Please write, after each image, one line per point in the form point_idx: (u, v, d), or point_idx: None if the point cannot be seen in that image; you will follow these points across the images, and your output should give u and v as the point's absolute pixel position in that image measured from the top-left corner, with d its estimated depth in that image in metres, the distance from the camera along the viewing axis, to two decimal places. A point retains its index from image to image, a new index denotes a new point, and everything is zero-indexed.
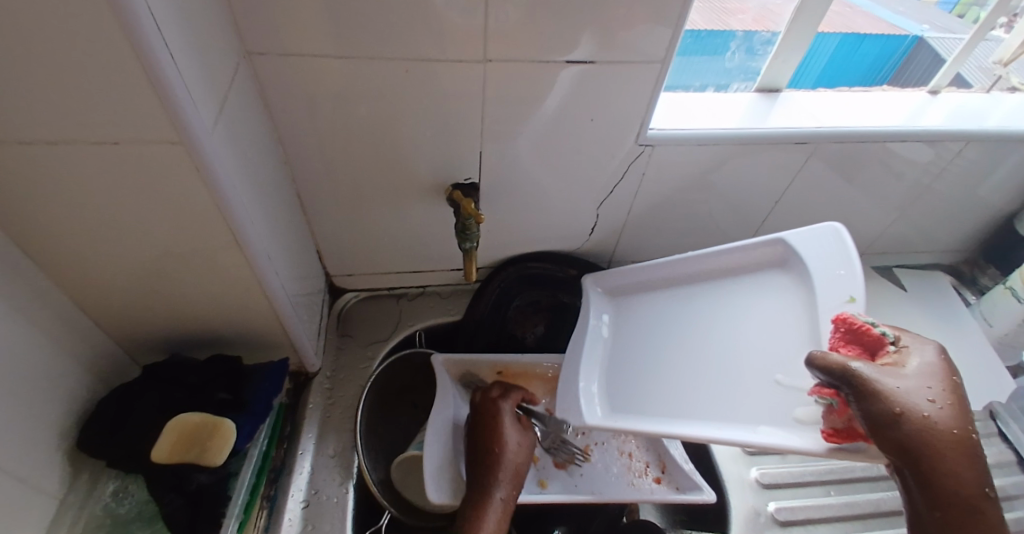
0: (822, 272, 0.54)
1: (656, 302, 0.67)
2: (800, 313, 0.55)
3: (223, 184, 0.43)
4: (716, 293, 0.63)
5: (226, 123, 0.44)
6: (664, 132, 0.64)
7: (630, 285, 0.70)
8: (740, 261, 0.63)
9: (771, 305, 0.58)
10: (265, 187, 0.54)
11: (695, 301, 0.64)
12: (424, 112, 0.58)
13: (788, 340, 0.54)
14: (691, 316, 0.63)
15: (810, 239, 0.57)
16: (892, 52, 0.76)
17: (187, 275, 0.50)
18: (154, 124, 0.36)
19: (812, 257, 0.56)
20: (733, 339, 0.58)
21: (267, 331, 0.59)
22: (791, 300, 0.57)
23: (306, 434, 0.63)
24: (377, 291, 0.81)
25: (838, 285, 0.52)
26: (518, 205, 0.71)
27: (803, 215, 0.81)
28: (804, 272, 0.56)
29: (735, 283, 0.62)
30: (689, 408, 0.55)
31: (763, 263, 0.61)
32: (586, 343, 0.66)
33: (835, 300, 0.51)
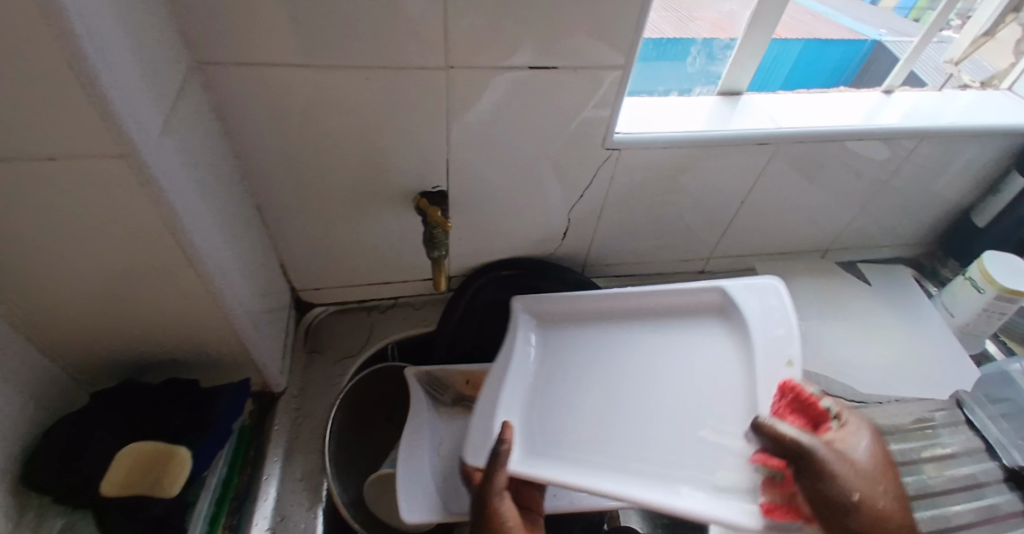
0: (766, 328, 0.58)
1: (585, 334, 0.66)
2: (733, 366, 0.58)
3: (173, 198, 0.41)
4: (655, 332, 0.64)
5: (176, 135, 0.43)
6: (630, 135, 0.64)
7: (558, 315, 0.68)
8: (683, 304, 0.65)
9: (704, 351, 0.61)
10: (222, 201, 0.52)
11: (633, 338, 0.64)
12: (387, 120, 0.56)
13: (719, 391, 0.57)
14: (629, 351, 0.63)
15: (753, 293, 0.62)
16: (852, 57, 0.80)
17: (139, 295, 0.48)
18: (92, 138, 0.34)
19: (754, 312, 0.60)
20: (671, 382, 0.59)
21: (228, 351, 0.56)
22: (729, 349, 0.60)
23: (271, 458, 0.61)
24: (346, 305, 0.79)
25: (780, 344, 0.56)
26: (488, 212, 0.70)
27: (771, 215, 0.82)
28: (746, 323, 0.60)
29: (676, 324, 0.64)
30: (618, 450, 0.54)
31: (703, 308, 0.64)
32: (512, 368, 0.62)
33: (775, 358, 0.55)
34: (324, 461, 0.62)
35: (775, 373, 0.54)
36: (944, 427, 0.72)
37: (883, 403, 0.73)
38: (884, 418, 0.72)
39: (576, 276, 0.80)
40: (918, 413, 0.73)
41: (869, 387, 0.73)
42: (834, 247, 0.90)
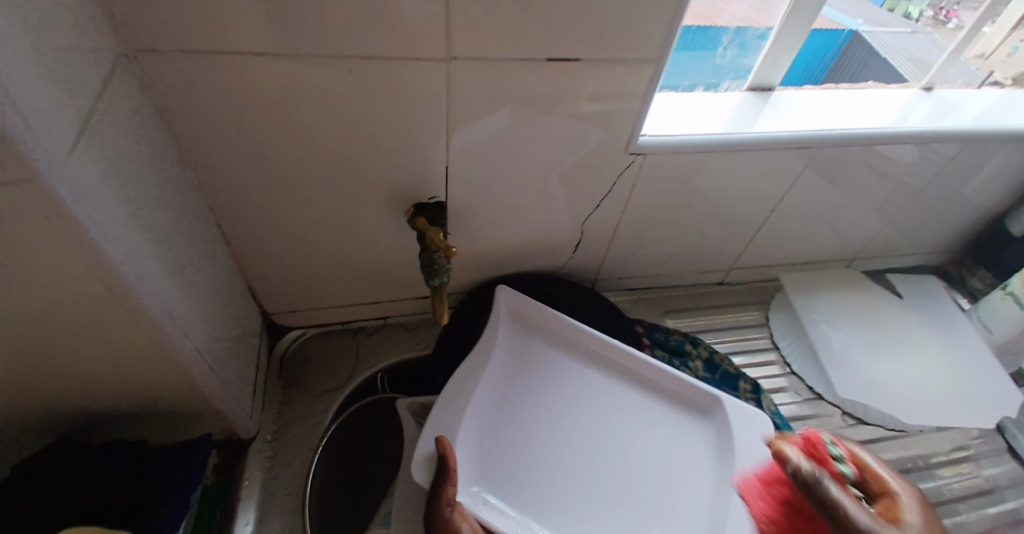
0: (749, 461, 0.52)
1: (562, 366, 0.61)
2: (703, 475, 0.53)
3: (98, 234, 0.31)
4: (634, 409, 0.58)
5: (100, 147, 0.33)
6: (656, 138, 0.56)
7: (541, 325, 0.63)
8: (671, 393, 0.59)
9: (679, 444, 0.55)
10: (169, 224, 0.42)
11: (607, 407, 0.58)
12: (374, 121, 0.47)
13: (682, 493, 0.52)
14: (600, 418, 0.57)
15: (749, 414, 0.55)
16: (827, 49, 0.72)
17: (65, 350, 0.38)
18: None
19: (745, 437, 0.54)
20: (637, 473, 0.53)
21: (187, 401, 0.47)
22: (705, 462, 0.54)
23: (241, 521, 0.52)
24: (328, 327, 0.70)
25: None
26: (491, 224, 0.62)
27: (798, 223, 0.75)
28: (730, 446, 0.54)
29: (659, 408, 0.58)
30: (569, 520, 0.49)
31: (691, 403, 0.58)
32: (480, 381, 0.56)
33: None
34: (304, 518, 0.54)
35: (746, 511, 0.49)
36: (985, 456, 0.68)
37: (922, 431, 0.68)
38: (925, 447, 0.67)
39: (587, 291, 0.72)
40: (958, 440, 0.68)
41: (915, 418, 0.67)
42: (859, 257, 0.84)
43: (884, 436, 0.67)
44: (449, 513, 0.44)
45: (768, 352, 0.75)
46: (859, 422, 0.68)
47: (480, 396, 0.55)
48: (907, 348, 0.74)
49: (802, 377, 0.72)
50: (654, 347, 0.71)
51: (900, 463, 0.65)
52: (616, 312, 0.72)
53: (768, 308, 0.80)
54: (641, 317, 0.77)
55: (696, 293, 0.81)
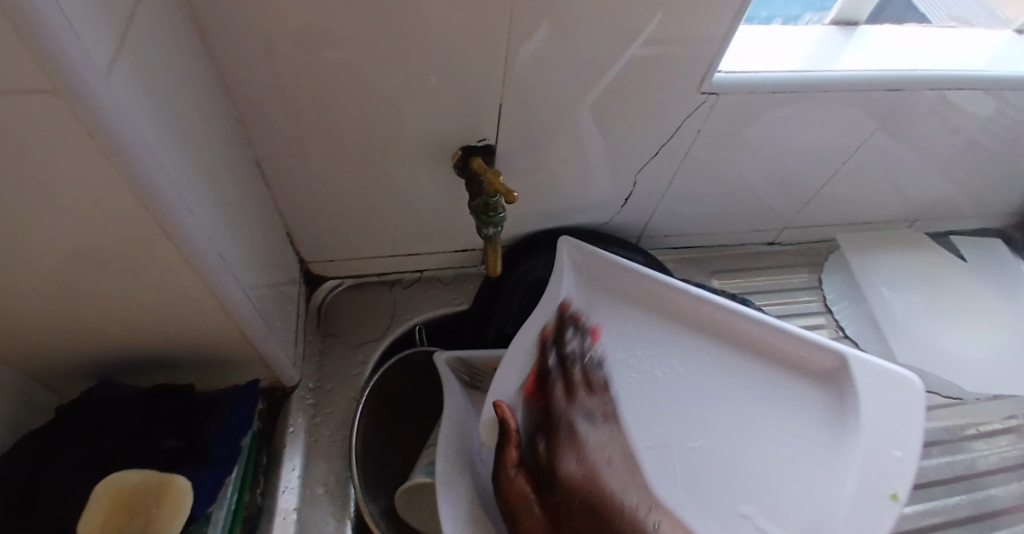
0: (878, 440, 0.42)
1: (638, 321, 0.51)
2: (818, 450, 0.43)
3: (143, 161, 0.28)
4: (731, 371, 0.47)
5: (139, 59, 0.28)
6: (732, 77, 0.51)
7: (605, 273, 0.53)
8: (781, 352, 0.47)
9: (789, 412, 0.45)
10: (210, 159, 0.39)
11: (699, 368, 0.48)
12: (429, 49, 0.42)
13: (791, 472, 0.42)
14: (688, 379, 0.47)
15: (881, 382, 0.44)
16: None
17: (107, 291, 0.36)
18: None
19: (874, 411, 0.43)
20: (731, 443, 0.44)
21: (231, 349, 0.45)
22: (823, 434, 0.44)
23: (288, 466, 0.51)
24: (364, 279, 0.67)
25: (888, 467, 0.41)
26: (540, 172, 0.58)
27: (865, 182, 0.69)
28: (854, 419, 0.43)
29: (769, 371, 0.47)
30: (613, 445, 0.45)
31: (807, 370, 0.47)
32: (534, 341, 0.50)
33: (876, 484, 0.41)
34: (349, 466, 0.53)
35: (867, 496, 0.40)
36: None
37: (979, 400, 0.69)
38: (979, 416, 0.68)
39: (633, 248, 0.69)
40: (1013, 410, 0.69)
41: (980, 387, 0.66)
42: (921, 219, 0.79)
43: (938, 404, 0.68)
44: (513, 475, 0.45)
45: (819, 316, 0.74)
46: None
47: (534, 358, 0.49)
48: (976, 318, 0.72)
49: (858, 343, 0.71)
50: None
51: (956, 431, 0.67)
52: (662, 270, 0.69)
53: (821, 272, 0.77)
54: (686, 277, 0.74)
55: (744, 254, 0.77)
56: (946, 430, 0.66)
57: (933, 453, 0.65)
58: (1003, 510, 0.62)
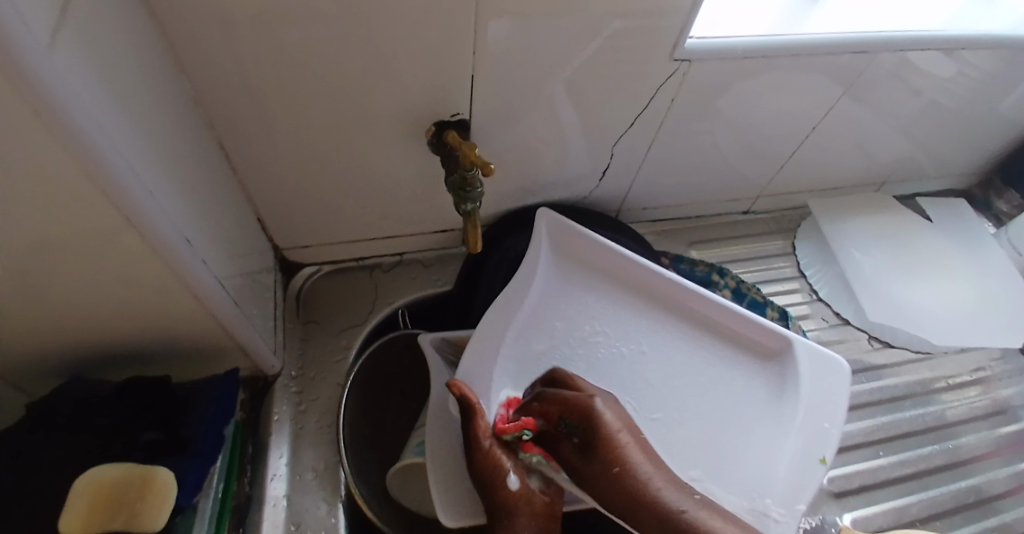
0: (809, 413, 0.47)
1: (607, 296, 0.53)
2: (759, 419, 0.48)
3: (99, 146, 0.26)
4: (692, 347, 0.51)
5: (84, 34, 0.27)
6: (703, 43, 0.51)
7: (584, 257, 0.55)
8: (733, 334, 0.52)
9: (737, 385, 0.49)
10: (171, 144, 0.37)
11: (658, 343, 0.51)
12: (395, 20, 0.41)
13: (732, 434, 0.47)
14: (647, 354, 0.51)
15: (819, 365, 0.49)
16: None
17: (69, 283, 0.34)
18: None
19: (810, 391, 0.48)
20: (687, 414, 0.48)
21: (206, 339, 0.44)
22: (763, 407, 0.48)
23: (274, 453, 0.51)
24: (342, 264, 0.66)
25: (818, 437, 0.46)
26: (516, 148, 0.57)
27: (835, 147, 0.71)
28: (790, 396, 0.48)
29: (717, 349, 0.51)
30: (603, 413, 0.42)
31: (755, 350, 0.51)
32: (515, 311, 0.52)
33: (805, 451, 0.46)
34: (339, 450, 0.53)
35: (798, 461, 0.45)
36: (1004, 377, 0.72)
37: (947, 353, 0.72)
38: (948, 369, 0.71)
39: (614, 220, 0.69)
40: (980, 361, 0.73)
41: (944, 338, 0.69)
42: (889, 181, 0.81)
43: (908, 359, 0.71)
44: (488, 447, 0.43)
45: (794, 281, 0.76)
46: (886, 345, 0.72)
47: (517, 329, 0.51)
48: (943, 276, 0.74)
49: (831, 304, 0.73)
50: None
51: (926, 384, 0.70)
52: (641, 243, 0.69)
53: (794, 237, 0.79)
54: (665, 249, 0.75)
55: (720, 223, 0.78)
56: (917, 384, 0.69)
57: (906, 406, 0.68)
58: (971, 456, 0.65)
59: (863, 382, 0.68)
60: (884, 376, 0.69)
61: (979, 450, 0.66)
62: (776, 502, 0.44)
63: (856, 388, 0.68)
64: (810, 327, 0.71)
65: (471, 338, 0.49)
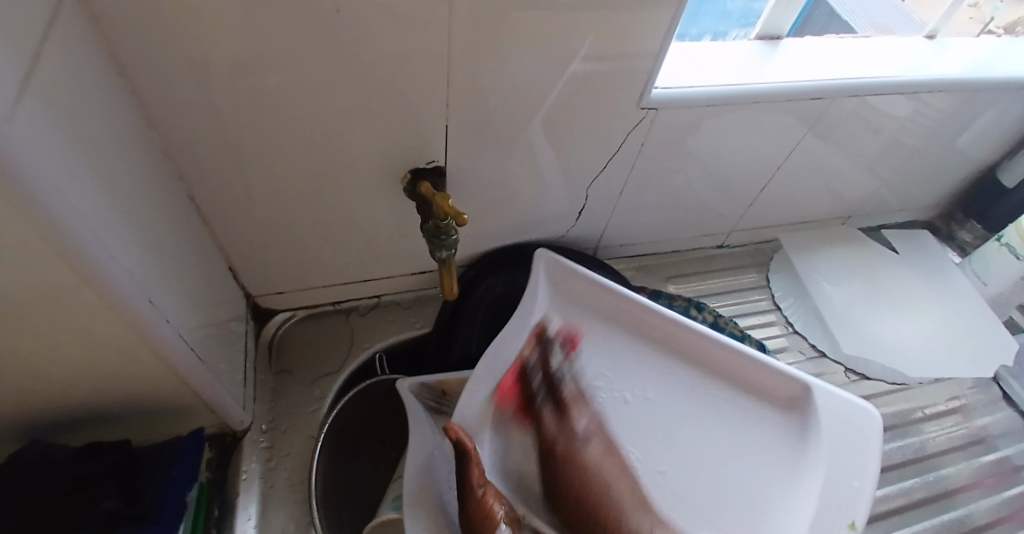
0: (834, 469, 0.42)
1: (612, 343, 0.52)
2: (774, 477, 0.44)
3: (58, 207, 0.26)
4: (697, 397, 0.49)
5: (50, 98, 0.27)
6: (669, 91, 0.53)
7: (586, 298, 0.54)
8: (742, 380, 0.48)
9: (749, 437, 0.46)
10: (137, 199, 0.37)
11: (665, 392, 0.49)
12: (366, 73, 0.42)
13: (743, 490, 0.43)
14: (650, 400, 0.49)
15: (843, 412, 0.44)
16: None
17: (23, 347, 0.33)
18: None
19: (833, 443, 0.43)
20: (689, 470, 0.45)
21: (171, 397, 0.43)
22: (778, 462, 0.44)
23: (241, 515, 0.48)
24: (318, 308, 0.65)
25: (846, 497, 0.40)
26: (492, 191, 0.58)
27: (802, 184, 0.73)
28: (811, 448, 0.44)
29: (729, 396, 0.48)
30: (592, 436, 0.47)
31: (768, 398, 0.47)
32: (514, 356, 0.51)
33: (832, 514, 0.40)
34: (311, 509, 0.51)
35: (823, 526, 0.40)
36: (978, 407, 0.73)
37: (922, 384, 0.73)
38: (924, 399, 0.72)
39: (591, 257, 0.70)
40: (955, 391, 0.74)
41: (917, 371, 0.70)
42: (855, 215, 0.83)
43: (885, 390, 0.72)
44: (480, 495, 0.42)
45: (770, 314, 0.77)
46: (862, 377, 0.72)
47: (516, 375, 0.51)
48: (911, 306, 0.76)
49: (806, 337, 0.74)
50: None
51: (904, 415, 0.70)
52: (619, 279, 0.69)
53: (768, 270, 0.80)
54: (643, 285, 0.75)
55: (695, 259, 0.79)
56: (894, 415, 0.70)
57: (886, 438, 0.68)
58: (954, 488, 0.65)
59: None
60: None
61: (961, 482, 0.66)
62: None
63: None
64: (788, 360, 0.72)
65: (466, 384, 0.50)
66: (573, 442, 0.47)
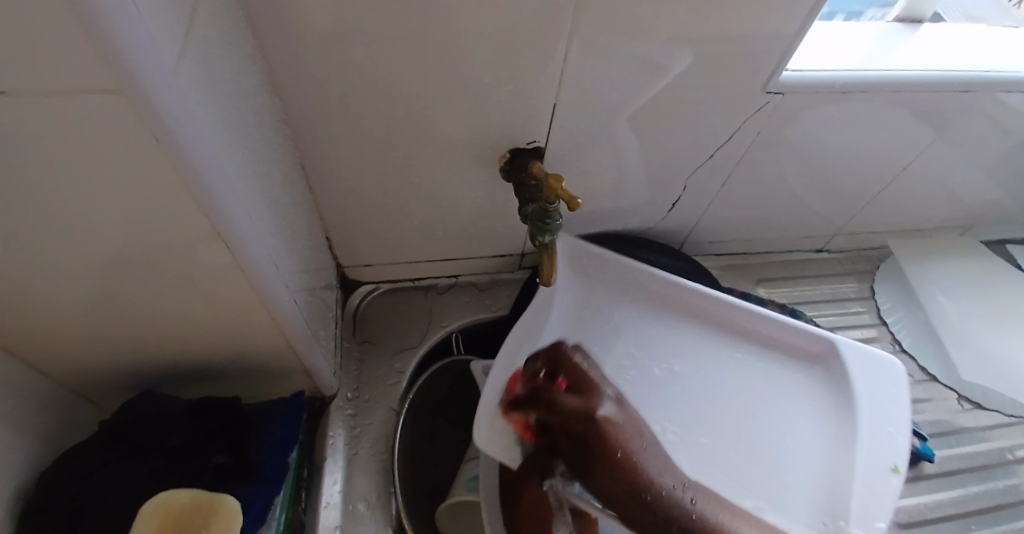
0: (874, 420, 0.49)
1: (648, 316, 0.55)
2: (826, 434, 0.49)
3: (207, 168, 0.26)
4: (741, 362, 0.53)
5: (201, 57, 0.27)
6: (801, 75, 0.49)
7: (613, 271, 0.58)
8: (773, 342, 0.54)
9: (791, 400, 0.51)
10: (264, 165, 0.37)
11: (709, 364, 0.53)
12: (484, 47, 0.40)
13: (799, 446, 0.49)
14: (688, 368, 0.53)
15: (866, 362, 0.51)
16: None
17: (160, 300, 0.34)
18: (48, 61, 0.18)
19: (862, 389, 0.50)
20: (745, 433, 0.49)
21: (277, 359, 0.44)
22: (822, 418, 0.50)
23: (329, 479, 0.50)
24: (399, 283, 0.65)
25: (886, 444, 0.48)
26: (590, 176, 0.56)
27: (924, 187, 0.66)
28: (849, 398, 0.50)
29: (765, 357, 0.53)
30: (607, 401, 0.44)
31: (799, 355, 0.53)
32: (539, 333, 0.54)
33: (876, 460, 0.47)
34: (392, 479, 0.52)
35: (871, 468, 0.47)
36: None
37: None
38: None
39: (677, 252, 0.67)
40: None
41: None
42: (977, 225, 0.76)
43: (1000, 422, 0.66)
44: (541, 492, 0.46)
45: (873, 328, 0.71)
46: (977, 406, 0.66)
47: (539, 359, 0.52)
48: None
49: (915, 356, 0.69)
50: None
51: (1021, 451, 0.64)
52: (708, 277, 0.66)
53: (874, 281, 0.75)
54: (731, 285, 0.71)
55: (788, 261, 0.75)
56: (1011, 451, 0.64)
57: (998, 474, 0.63)
58: None
59: (948, 445, 0.64)
60: (975, 440, 0.64)
61: None
62: (856, 521, 0.45)
63: (944, 452, 0.63)
64: None
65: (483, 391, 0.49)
66: (581, 419, 0.42)
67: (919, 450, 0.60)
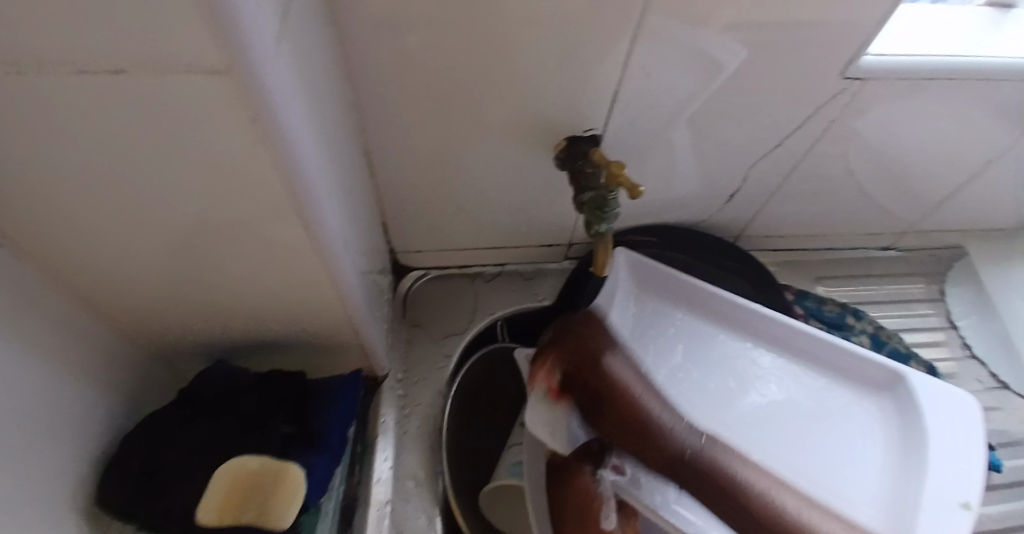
0: (940, 450, 0.45)
1: (703, 332, 0.55)
2: (888, 462, 0.47)
3: (295, 150, 0.26)
4: (800, 385, 0.52)
5: (291, 39, 0.27)
6: (885, 60, 0.46)
7: (664, 288, 0.58)
8: (839, 369, 0.52)
9: (853, 429, 0.50)
10: (337, 146, 0.38)
11: (759, 382, 0.53)
12: (555, 31, 0.40)
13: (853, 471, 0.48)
14: (744, 391, 0.52)
15: (936, 400, 0.47)
16: None
17: (237, 275, 0.36)
18: (164, 42, 0.18)
19: (933, 425, 0.46)
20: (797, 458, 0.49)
21: (339, 337, 0.45)
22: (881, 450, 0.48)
23: (380, 456, 0.52)
24: (446, 269, 0.66)
25: (960, 479, 0.43)
26: (648, 167, 0.55)
27: (1008, 186, 0.62)
28: (916, 432, 0.47)
29: (829, 385, 0.52)
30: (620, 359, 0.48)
31: (864, 384, 0.51)
32: None
33: (941, 494, 0.43)
34: (438, 461, 0.53)
35: (938, 504, 0.43)
36: None
37: None
38: None
39: (731, 246, 0.65)
40: None
41: None
42: None
43: None
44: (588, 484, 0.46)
45: (940, 331, 0.68)
46: None
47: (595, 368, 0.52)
48: None
49: (986, 362, 0.66)
50: (810, 318, 0.65)
51: None
52: (761, 274, 0.64)
53: (945, 281, 0.71)
54: (786, 282, 0.69)
55: (849, 259, 0.71)
56: None
57: None
58: None
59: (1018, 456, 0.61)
60: None
61: None
62: None
63: (1014, 463, 0.60)
64: (963, 387, 0.64)
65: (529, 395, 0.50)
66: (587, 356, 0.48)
67: (986, 458, 0.57)
